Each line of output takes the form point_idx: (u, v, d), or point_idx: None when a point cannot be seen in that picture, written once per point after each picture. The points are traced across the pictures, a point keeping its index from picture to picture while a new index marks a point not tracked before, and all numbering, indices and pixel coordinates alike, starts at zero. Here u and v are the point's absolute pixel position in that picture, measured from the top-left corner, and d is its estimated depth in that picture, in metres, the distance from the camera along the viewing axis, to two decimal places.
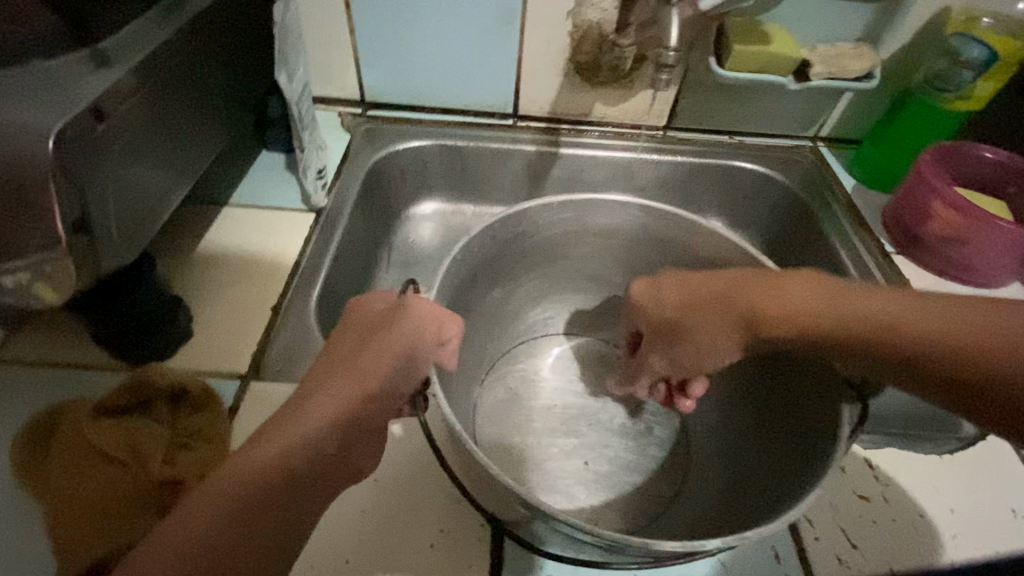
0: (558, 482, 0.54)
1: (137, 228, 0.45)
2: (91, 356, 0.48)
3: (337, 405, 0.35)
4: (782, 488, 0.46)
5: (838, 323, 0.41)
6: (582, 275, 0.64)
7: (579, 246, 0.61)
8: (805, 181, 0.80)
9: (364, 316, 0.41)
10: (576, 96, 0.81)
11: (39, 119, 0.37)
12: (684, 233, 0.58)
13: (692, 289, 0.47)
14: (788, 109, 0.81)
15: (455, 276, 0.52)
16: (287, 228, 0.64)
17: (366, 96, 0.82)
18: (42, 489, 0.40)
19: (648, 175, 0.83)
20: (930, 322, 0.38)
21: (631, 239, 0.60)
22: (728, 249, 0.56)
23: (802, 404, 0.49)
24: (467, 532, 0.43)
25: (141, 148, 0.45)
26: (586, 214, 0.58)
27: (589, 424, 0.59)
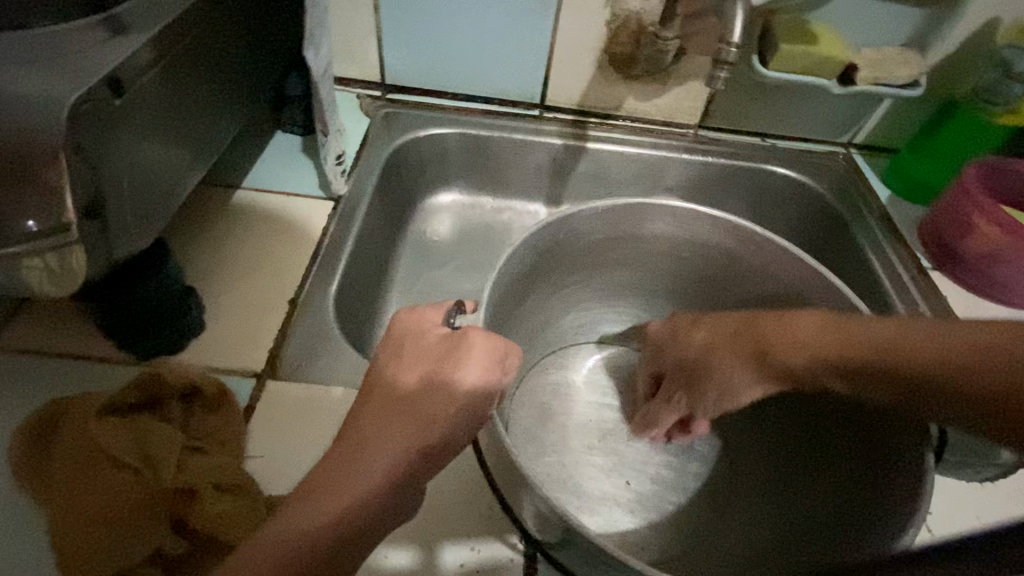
0: (597, 505, 0.54)
1: (155, 212, 0.42)
2: (98, 348, 0.45)
3: (400, 440, 0.33)
4: (846, 535, 0.45)
5: (849, 348, 0.38)
6: (618, 281, 0.62)
7: (619, 252, 0.59)
8: (839, 188, 0.77)
9: (424, 341, 0.37)
10: (608, 89, 0.78)
11: (53, 90, 0.33)
12: (736, 242, 0.56)
13: (718, 326, 0.44)
14: (826, 113, 0.78)
15: (498, 280, 0.49)
16: (303, 214, 0.60)
17: (388, 78, 0.78)
18: (44, 491, 0.37)
19: (677, 175, 0.80)
20: (962, 351, 0.33)
21: (674, 248, 0.59)
22: (782, 262, 0.54)
23: (868, 445, 0.47)
24: (497, 550, 0.41)
25: (157, 124, 0.41)
26: (639, 219, 0.56)
27: (628, 441, 0.58)
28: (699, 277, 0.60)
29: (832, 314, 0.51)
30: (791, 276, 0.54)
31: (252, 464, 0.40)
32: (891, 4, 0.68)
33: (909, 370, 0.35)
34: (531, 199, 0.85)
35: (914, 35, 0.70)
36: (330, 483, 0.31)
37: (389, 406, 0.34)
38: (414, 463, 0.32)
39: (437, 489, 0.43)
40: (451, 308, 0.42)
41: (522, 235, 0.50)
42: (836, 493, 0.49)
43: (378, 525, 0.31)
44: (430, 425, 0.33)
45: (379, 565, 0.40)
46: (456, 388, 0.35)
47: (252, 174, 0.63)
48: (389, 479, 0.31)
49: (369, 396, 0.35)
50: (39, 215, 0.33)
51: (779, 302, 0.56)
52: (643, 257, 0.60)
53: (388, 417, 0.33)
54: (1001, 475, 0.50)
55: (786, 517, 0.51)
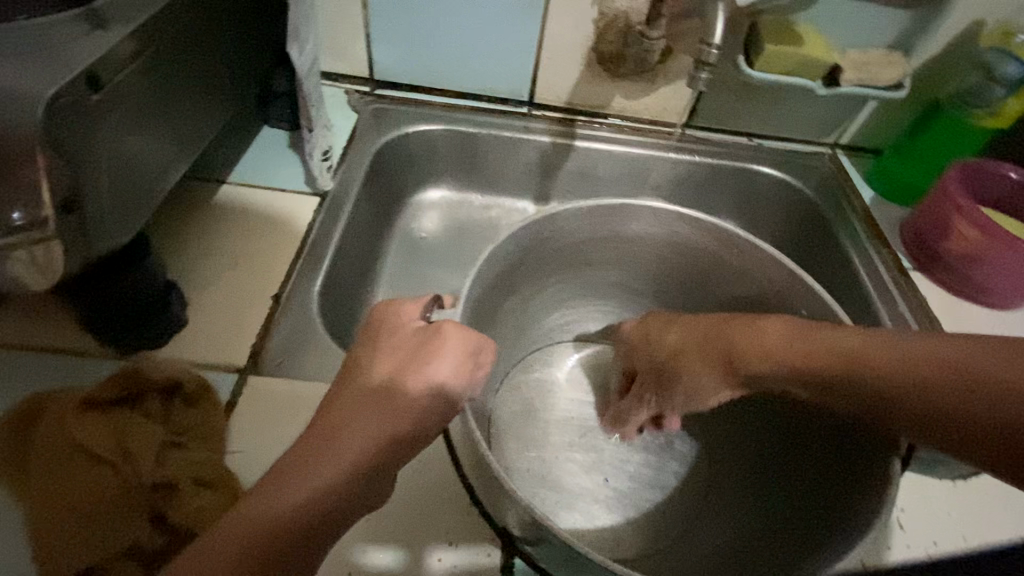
0: (578, 501, 0.54)
1: (134, 207, 0.42)
2: (80, 342, 0.45)
3: (372, 432, 0.33)
4: (810, 536, 0.45)
5: (811, 357, 0.39)
6: (603, 280, 0.63)
7: (605, 251, 0.59)
8: (823, 189, 0.78)
9: (401, 336, 0.38)
10: (596, 87, 0.78)
11: (31, 84, 0.33)
12: (720, 244, 0.56)
13: (687, 327, 0.46)
14: (811, 114, 0.79)
15: (481, 279, 0.49)
16: (289, 210, 0.60)
17: (376, 74, 0.78)
18: (22, 486, 0.37)
19: (664, 174, 0.81)
20: (922, 360, 0.34)
21: (658, 249, 0.59)
22: (765, 264, 0.54)
23: (836, 451, 0.47)
24: (476, 546, 0.42)
25: (138, 119, 0.41)
26: (622, 220, 0.56)
27: (610, 439, 0.58)
28: (683, 277, 0.61)
29: (811, 315, 0.52)
30: (773, 277, 0.54)
31: (233, 459, 0.40)
32: (875, 6, 0.68)
33: (861, 381, 0.36)
34: (520, 196, 0.85)
35: (898, 37, 0.71)
36: (299, 477, 0.31)
37: (363, 397, 0.34)
38: (385, 454, 0.33)
39: (418, 485, 0.44)
40: (433, 304, 0.42)
41: (505, 233, 0.50)
42: (806, 492, 0.49)
43: (347, 514, 0.31)
44: (403, 417, 0.34)
45: (359, 559, 0.40)
46: (436, 383, 0.35)
47: (238, 169, 0.63)
48: (362, 474, 0.31)
49: (343, 388, 0.35)
50: (21, 207, 0.34)
51: (760, 303, 0.57)
52: (628, 257, 0.60)
53: (359, 409, 0.34)
54: (973, 473, 0.51)
55: (757, 515, 0.52)
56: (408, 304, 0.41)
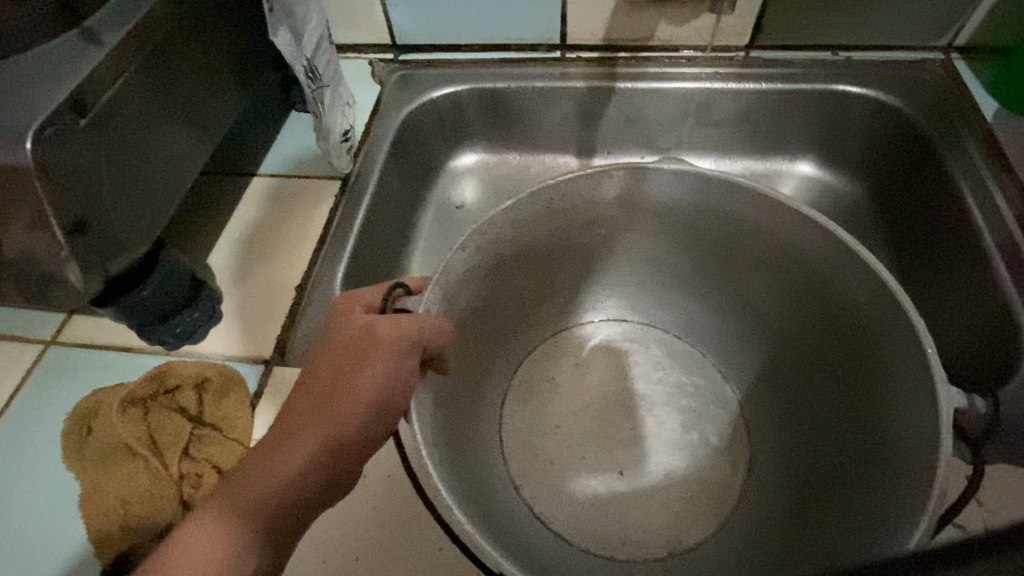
0: (581, 489, 0.47)
1: (149, 218, 0.44)
2: (134, 340, 0.50)
3: (316, 441, 0.33)
4: (864, 523, 0.38)
5: (825, 289, 0.45)
6: (620, 256, 0.53)
7: (630, 223, 0.50)
8: (931, 104, 0.63)
9: (348, 334, 0.36)
10: (634, 17, 0.69)
11: (24, 117, 0.35)
12: (761, 212, 0.45)
13: None
14: (916, 10, 0.63)
15: (494, 264, 0.46)
16: (314, 198, 0.61)
17: (398, 39, 0.75)
18: (78, 472, 0.42)
19: (725, 109, 0.70)
20: None
21: (693, 217, 0.48)
22: (816, 237, 0.43)
23: (894, 416, 0.39)
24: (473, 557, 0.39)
25: (142, 132, 0.43)
26: (644, 180, 0.46)
27: (630, 426, 0.50)
28: (729, 248, 0.49)
29: (857, 291, 0.42)
30: (819, 249, 0.43)
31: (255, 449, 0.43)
32: None
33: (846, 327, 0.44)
34: (560, 151, 0.79)
35: None
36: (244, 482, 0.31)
37: (311, 402, 0.34)
38: (327, 460, 0.33)
39: None
40: (395, 290, 0.40)
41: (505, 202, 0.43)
42: (843, 499, 0.41)
43: (289, 518, 0.31)
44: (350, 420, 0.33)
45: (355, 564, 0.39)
46: (376, 384, 0.34)
47: (268, 159, 0.65)
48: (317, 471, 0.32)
49: (292, 396, 0.35)
50: (57, 215, 0.36)
51: (804, 271, 0.46)
52: (657, 228, 0.51)
53: (305, 418, 0.33)
54: None
55: (792, 519, 0.44)
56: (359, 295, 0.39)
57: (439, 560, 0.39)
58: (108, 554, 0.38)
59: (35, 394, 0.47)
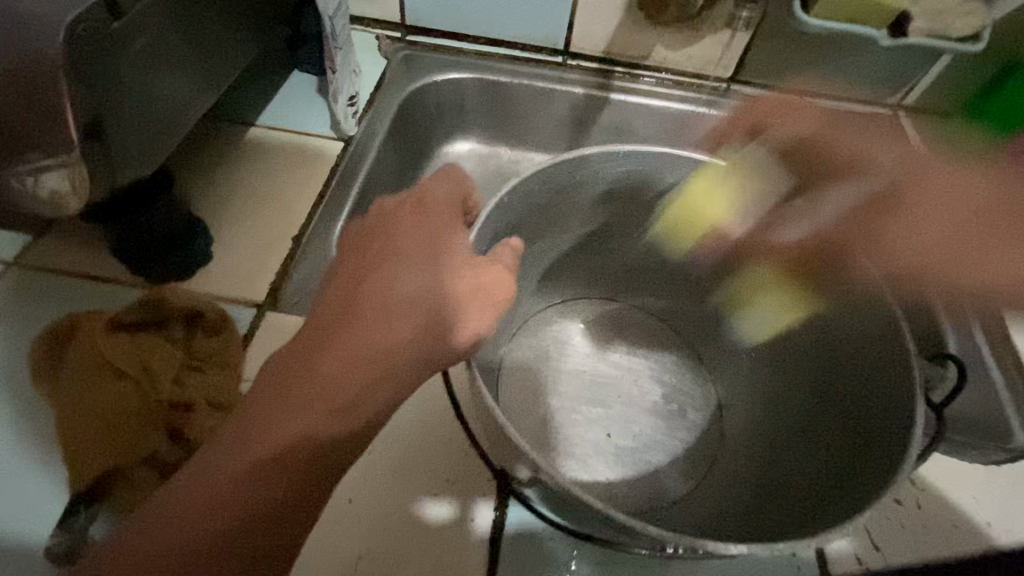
0: (575, 450, 0.51)
1: (156, 141, 0.42)
2: (112, 270, 0.47)
3: (351, 383, 0.31)
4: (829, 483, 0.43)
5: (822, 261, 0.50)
6: (621, 239, 0.57)
7: (634, 206, 0.54)
8: (878, 151, 0.72)
9: (394, 269, 0.36)
10: (635, 35, 0.74)
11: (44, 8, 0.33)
12: None
13: None
14: (873, 69, 0.72)
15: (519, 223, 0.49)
16: (313, 156, 0.61)
17: (407, 19, 0.76)
18: (52, 393, 0.39)
19: (704, 131, 0.77)
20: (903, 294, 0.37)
21: (695, 205, 0.54)
22: (815, 226, 0.50)
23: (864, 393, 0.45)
24: (464, 505, 0.41)
25: (160, 52, 0.41)
26: (667, 164, 0.51)
27: (617, 397, 0.55)
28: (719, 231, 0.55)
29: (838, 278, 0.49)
30: (818, 237, 0.50)
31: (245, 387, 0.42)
32: None
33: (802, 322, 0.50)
34: (550, 151, 0.83)
35: None
36: (281, 405, 0.30)
37: (344, 342, 0.32)
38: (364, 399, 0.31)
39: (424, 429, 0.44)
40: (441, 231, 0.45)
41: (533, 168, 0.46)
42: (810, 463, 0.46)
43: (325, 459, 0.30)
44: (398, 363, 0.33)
45: (345, 505, 0.40)
46: (420, 305, 0.35)
47: (267, 111, 0.63)
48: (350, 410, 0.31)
49: (313, 333, 0.33)
50: (76, 111, 0.34)
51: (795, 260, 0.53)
52: (660, 212, 0.54)
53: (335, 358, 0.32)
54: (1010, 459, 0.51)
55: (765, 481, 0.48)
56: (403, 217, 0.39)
57: (432, 501, 0.41)
58: (82, 478, 0.36)
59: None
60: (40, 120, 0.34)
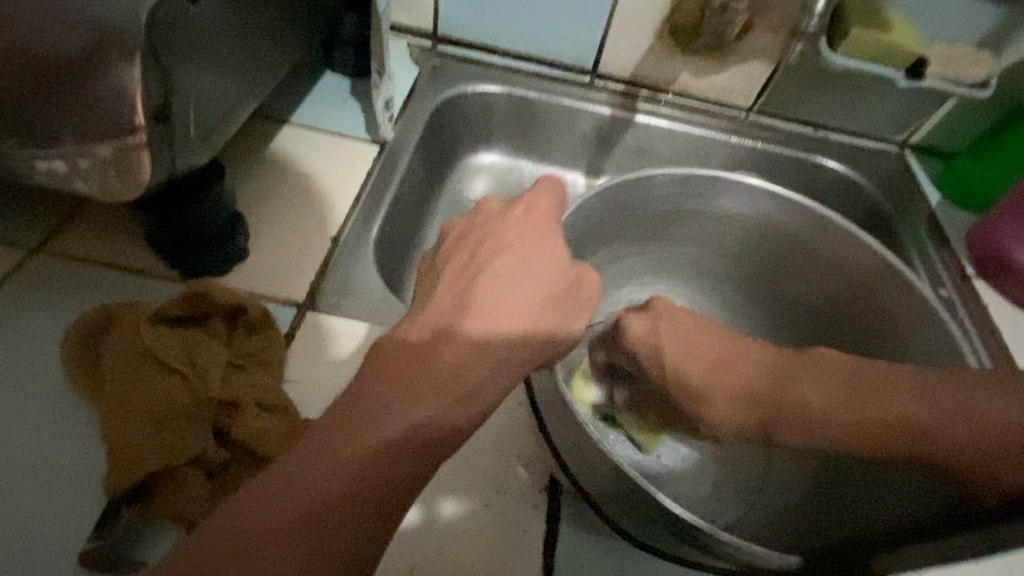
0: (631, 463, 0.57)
1: (214, 130, 0.42)
2: (148, 262, 0.46)
3: (419, 415, 0.30)
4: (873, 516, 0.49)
5: (775, 393, 0.40)
6: (676, 250, 0.65)
7: (690, 225, 0.63)
8: (887, 186, 0.75)
9: (490, 280, 0.36)
10: (661, 60, 0.74)
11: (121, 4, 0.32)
12: (807, 227, 0.59)
13: (692, 346, 0.42)
14: (887, 108, 0.74)
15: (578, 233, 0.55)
16: (347, 156, 0.60)
17: (438, 29, 0.76)
18: (96, 385, 0.39)
19: (722, 157, 0.79)
20: (862, 392, 0.39)
21: (744, 230, 0.63)
22: (853, 252, 0.58)
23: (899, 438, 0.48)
24: (515, 516, 0.41)
25: (223, 42, 0.40)
26: (712, 194, 0.60)
27: None
28: (766, 253, 0.64)
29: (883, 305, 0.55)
30: (863, 264, 0.57)
31: (288, 387, 0.42)
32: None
33: (810, 419, 0.39)
34: (571, 167, 0.84)
35: (991, 34, 0.67)
36: (334, 443, 0.29)
37: (414, 374, 0.32)
38: (428, 435, 0.30)
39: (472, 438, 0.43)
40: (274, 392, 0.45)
41: (596, 187, 0.53)
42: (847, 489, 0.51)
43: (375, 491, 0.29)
44: (459, 407, 0.32)
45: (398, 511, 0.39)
46: (517, 312, 0.35)
47: (301, 110, 0.62)
48: (411, 446, 0.30)
49: (385, 362, 0.32)
50: (147, 94, 0.34)
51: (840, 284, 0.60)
52: (709, 233, 0.64)
53: (405, 388, 0.31)
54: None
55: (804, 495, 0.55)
56: (517, 229, 0.39)
57: (485, 516, 0.40)
58: (124, 478, 0.35)
59: (29, 309, 0.43)
60: (107, 102, 0.33)
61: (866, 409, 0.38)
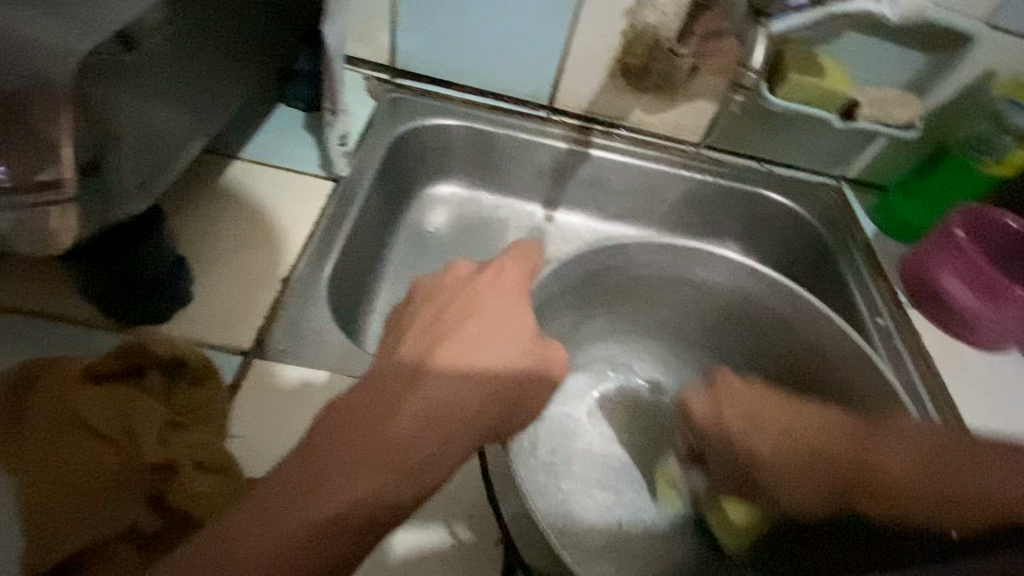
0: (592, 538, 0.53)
1: (153, 176, 0.40)
2: (80, 311, 0.44)
3: (372, 473, 0.31)
4: None
5: (853, 453, 0.43)
6: (653, 317, 0.64)
7: (666, 292, 0.61)
8: (828, 219, 0.79)
9: (452, 347, 0.36)
10: (615, 97, 0.76)
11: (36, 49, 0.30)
12: (786, 304, 0.58)
13: (789, 435, 0.45)
14: (825, 146, 0.79)
15: (546, 296, 0.53)
16: (301, 193, 0.58)
17: (396, 62, 0.76)
18: (10, 452, 0.36)
19: (674, 190, 0.81)
20: (899, 456, 0.42)
21: (721, 303, 0.61)
22: (833, 340, 0.55)
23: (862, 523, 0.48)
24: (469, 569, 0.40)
25: (163, 88, 0.39)
26: (689, 264, 0.59)
27: (628, 480, 0.57)
28: (739, 325, 0.62)
29: (837, 358, 0.55)
30: (836, 345, 0.55)
31: (233, 444, 0.40)
32: (895, 48, 0.69)
33: (887, 480, 0.42)
34: (529, 199, 0.84)
35: (914, 78, 0.72)
36: (275, 512, 0.30)
37: (371, 429, 0.32)
38: (381, 496, 0.31)
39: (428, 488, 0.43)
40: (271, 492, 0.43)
41: (570, 255, 0.53)
42: None
43: (324, 547, 0.29)
44: (407, 482, 0.31)
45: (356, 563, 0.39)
46: (471, 368, 0.35)
47: (251, 145, 0.61)
48: (361, 504, 0.30)
49: (347, 416, 0.33)
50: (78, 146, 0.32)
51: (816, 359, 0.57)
52: (682, 302, 0.62)
53: (361, 444, 0.31)
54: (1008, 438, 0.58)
55: None
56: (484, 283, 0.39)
57: (439, 570, 0.40)
58: (51, 552, 0.33)
59: None
60: (32, 152, 0.32)
61: (878, 466, 0.42)
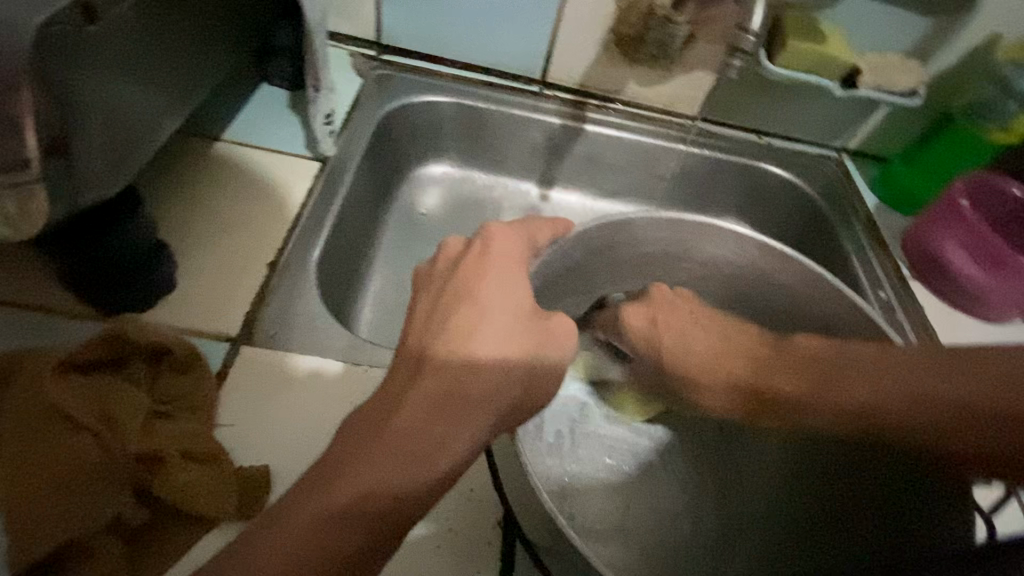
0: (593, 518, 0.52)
1: (126, 158, 0.39)
2: (60, 301, 0.43)
3: (383, 473, 0.30)
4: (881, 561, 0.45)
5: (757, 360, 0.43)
6: None
7: (671, 267, 0.59)
8: (829, 191, 0.77)
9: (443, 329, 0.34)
10: (609, 70, 0.74)
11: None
12: (798, 278, 0.55)
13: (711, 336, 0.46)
14: (825, 116, 0.77)
15: (546, 274, 0.50)
16: (287, 175, 0.56)
17: (382, 37, 0.74)
18: None
19: (672, 166, 0.79)
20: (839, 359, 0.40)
21: (732, 276, 0.59)
22: (843, 312, 0.53)
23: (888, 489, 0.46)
24: (468, 554, 0.39)
25: (133, 63, 0.37)
26: (695, 238, 0.56)
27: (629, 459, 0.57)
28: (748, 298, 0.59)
29: (844, 331, 0.53)
30: (844, 315, 0.53)
31: (222, 431, 0.39)
32: (898, 11, 0.67)
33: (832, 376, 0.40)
34: (523, 178, 0.82)
35: (917, 43, 0.69)
36: (290, 512, 0.30)
37: (377, 430, 0.32)
38: (391, 496, 0.30)
39: None
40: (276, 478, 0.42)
41: (574, 231, 0.50)
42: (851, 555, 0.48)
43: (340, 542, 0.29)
44: (424, 466, 0.31)
45: None
46: (463, 349, 0.34)
47: (233, 126, 0.59)
48: (374, 504, 0.30)
49: (359, 418, 0.33)
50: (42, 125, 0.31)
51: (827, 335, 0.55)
52: (690, 278, 0.60)
53: (368, 446, 0.31)
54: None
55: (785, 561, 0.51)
56: (477, 261, 0.37)
57: (436, 556, 0.39)
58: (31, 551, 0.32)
59: None
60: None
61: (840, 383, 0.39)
